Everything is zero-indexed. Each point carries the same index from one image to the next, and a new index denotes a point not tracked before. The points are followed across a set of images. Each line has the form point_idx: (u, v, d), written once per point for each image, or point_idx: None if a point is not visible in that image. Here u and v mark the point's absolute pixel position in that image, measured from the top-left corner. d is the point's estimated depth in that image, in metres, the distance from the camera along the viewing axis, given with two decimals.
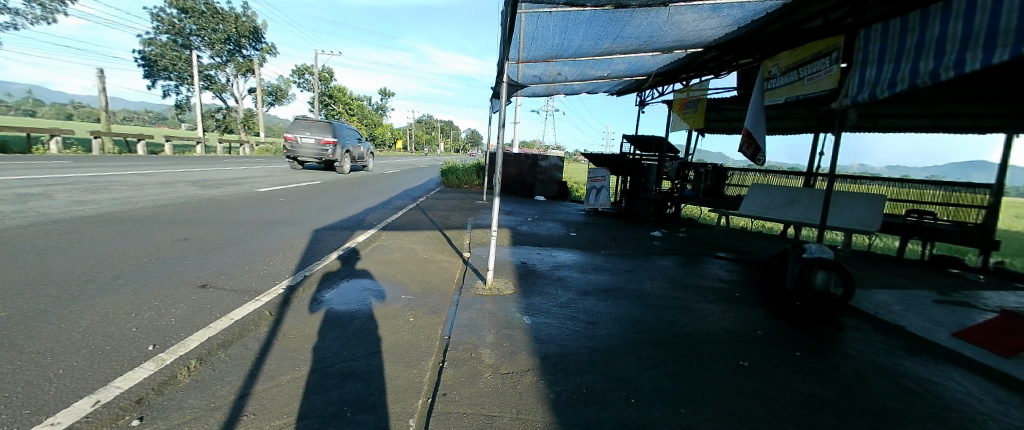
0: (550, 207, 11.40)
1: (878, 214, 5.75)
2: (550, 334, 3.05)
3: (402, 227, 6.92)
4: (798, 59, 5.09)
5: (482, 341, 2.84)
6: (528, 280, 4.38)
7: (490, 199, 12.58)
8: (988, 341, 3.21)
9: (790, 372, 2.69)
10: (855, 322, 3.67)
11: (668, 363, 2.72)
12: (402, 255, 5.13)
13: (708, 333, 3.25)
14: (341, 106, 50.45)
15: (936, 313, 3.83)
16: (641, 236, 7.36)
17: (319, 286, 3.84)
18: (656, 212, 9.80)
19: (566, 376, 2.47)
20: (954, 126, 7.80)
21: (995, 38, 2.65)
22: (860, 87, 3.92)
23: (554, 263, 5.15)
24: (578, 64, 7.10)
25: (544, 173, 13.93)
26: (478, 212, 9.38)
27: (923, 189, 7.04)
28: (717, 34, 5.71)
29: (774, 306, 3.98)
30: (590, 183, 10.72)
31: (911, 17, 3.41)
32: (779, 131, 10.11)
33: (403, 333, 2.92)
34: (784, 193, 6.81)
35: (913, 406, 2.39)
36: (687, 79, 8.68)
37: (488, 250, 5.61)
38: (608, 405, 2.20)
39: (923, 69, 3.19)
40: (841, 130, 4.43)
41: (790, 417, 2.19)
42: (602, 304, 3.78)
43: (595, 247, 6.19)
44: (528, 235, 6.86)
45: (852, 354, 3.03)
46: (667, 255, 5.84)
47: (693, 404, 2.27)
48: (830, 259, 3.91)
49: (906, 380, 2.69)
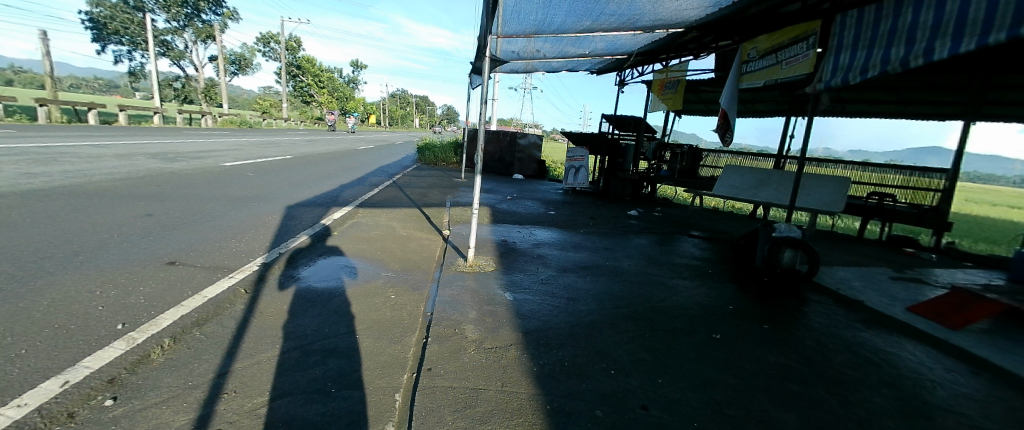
0: (527, 186, 11.42)
1: (843, 196, 5.98)
2: (532, 310, 3.08)
3: (378, 204, 6.78)
4: (776, 43, 5.12)
5: (464, 318, 2.84)
6: (508, 258, 4.39)
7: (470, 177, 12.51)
8: (940, 314, 3.47)
9: (758, 344, 2.86)
10: (819, 297, 3.89)
11: (645, 337, 2.81)
12: (379, 232, 5.05)
13: (684, 308, 3.37)
14: (311, 78, 48.08)
15: (893, 289, 4.09)
16: (619, 215, 7.47)
17: (296, 264, 3.76)
18: (633, 192, 9.97)
19: (548, 350, 2.53)
20: (916, 112, 8.20)
21: (963, 27, 2.75)
22: (834, 72, 4.05)
23: (535, 241, 5.19)
24: (558, 41, 6.98)
25: (524, 151, 13.92)
26: (456, 190, 9.27)
27: (884, 173, 7.40)
28: (696, 15, 5.68)
29: (744, 282, 4.14)
30: (569, 162, 10.75)
31: (885, 4, 3.49)
32: (753, 114, 10.34)
33: (385, 310, 2.89)
34: (755, 174, 6.98)
35: (870, 374, 2.61)
36: (666, 59, 8.69)
37: (468, 228, 5.58)
38: (589, 376, 2.29)
39: (894, 56, 3.31)
40: (812, 114, 4.55)
41: (760, 386, 2.38)
42: (582, 280, 3.84)
43: (574, 225, 6.26)
44: (507, 213, 6.86)
45: (816, 326, 3.23)
46: (644, 234, 5.97)
47: (669, 375, 2.41)
48: (798, 238, 4.04)
49: (865, 351, 2.90)
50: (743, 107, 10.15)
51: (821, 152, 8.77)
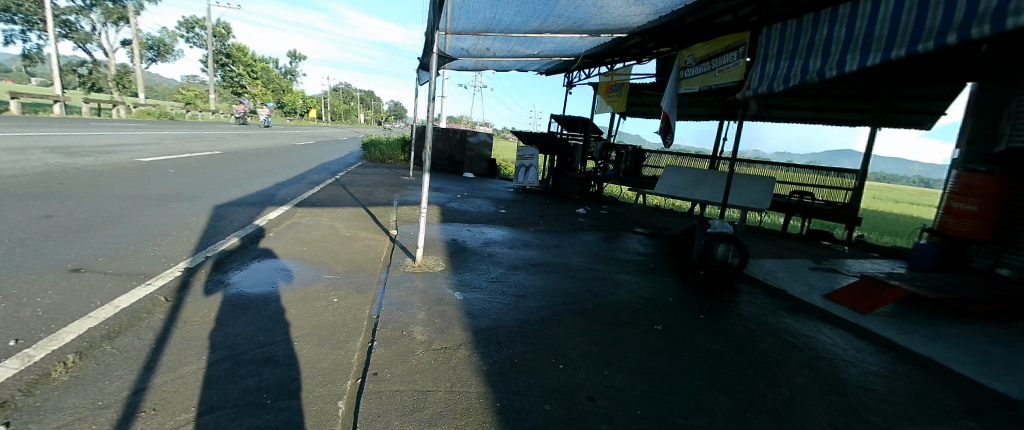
0: (477, 184, 11.38)
1: (768, 194, 6.53)
2: (482, 309, 3.07)
3: (320, 203, 6.43)
4: (710, 51, 5.47)
5: (413, 319, 2.78)
6: (459, 257, 4.34)
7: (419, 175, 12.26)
8: (852, 300, 3.90)
9: (695, 333, 3.06)
10: (748, 286, 4.23)
11: (592, 330, 2.91)
12: (321, 233, 4.79)
13: (628, 301, 3.53)
14: (243, 68, 44.58)
15: (811, 278, 4.55)
16: (568, 213, 7.67)
17: (227, 268, 3.47)
18: (581, 190, 10.28)
19: (498, 348, 2.53)
20: (828, 118, 9.16)
21: (870, 42, 3.17)
22: (761, 80, 4.43)
23: (485, 239, 5.18)
24: (508, 40, 7.01)
25: (474, 150, 13.75)
26: (404, 188, 9.02)
27: (803, 174, 8.17)
28: (639, 21, 5.96)
29: (683, 276, 4.40)
30: (519, 161, 10.86)
31: (803, 20, 3.88)
32: (690, 117, 11.03)
33: (327, 315, 2.75)
34: (693, 174, 7.45)
35: (790, 356, 2.90)
36: (611, 62, 9.02)
37: (416, 228, 5.46)
38: (539, 372, 2.32)
39: (811, 67, 3.71)
40: (742, 119, 4.93)
41: (697, 372, 2.55)
42: (532, 278, 3.89)
43: (524, 224, 6.34)
44: (457, 212, 6.79)
45: (744, 314, 3.52)
46: (591, 231, 6.17)
47: (614, 366, 2.51)
48: (730, 233, 4.36)
49: (786, 335, 3.21)
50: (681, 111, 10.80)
51: (751, 154, 9.58)
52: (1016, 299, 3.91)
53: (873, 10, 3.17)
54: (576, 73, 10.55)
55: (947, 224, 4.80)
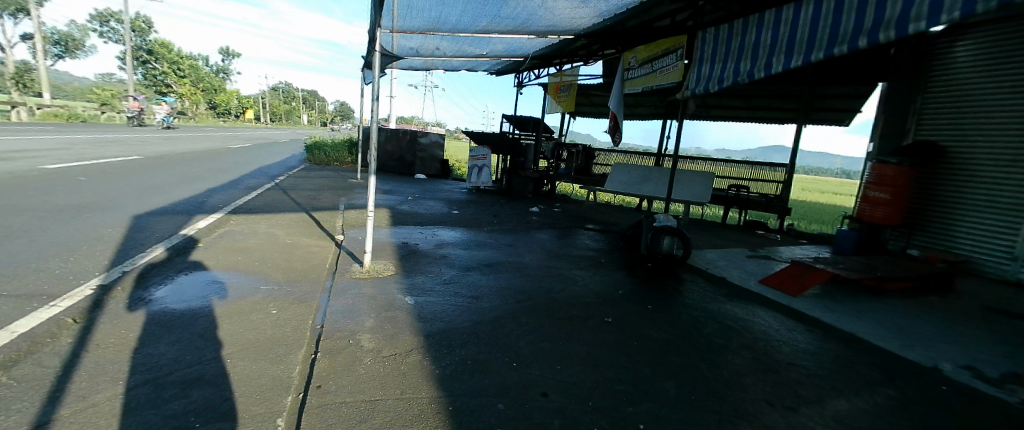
0: (430, 186, 11.20)
1: (709, 188, 6.92)
2: (434, 312, 3.02)
3: (258, 209, 6.04)
4: (651, 53, 5.70)
5: (360, 327, 2.68)
6: (410, 260, 4.24)
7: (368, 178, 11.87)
8: (784, 284, 4.20)
9: (644, 323, 3.19)
10: (692, 276, 4.46)
11: (545, 327, 2.94)
12: (258, 241, 4.50)
13: (580, 296, 3.60)
14: (170, 66, 41.05)
15: (748, 265, 4.87)
16: (522, 212, 7.73)
17: (149, 283, 3.17)
18: (535, 189, 10.41)
19: (451, 350, 2.50)
20: (760, 117, 9.87)
21: (793, 47, 3.48)
22: (698, 81, 4.67)
23: (438, 241, 5.11)
24: (457, 40, 6.94)
25: (425, 150, 13.55)
26: (352, 192, 8.69)
27: (739, 168, 8.73)
28: (585, 24, 6.11)
29: (633, 269, 4.56)
30: (472, 161, 10.80)
31: (734, 25, 4.15)
32: (636, 117, 11.47)
33: (265, 328, 2.59)
34: (640, 170, 7.73)
35: (730, 339, 3.09)
36: (560, 63, 9.19)
37: (364, 232, 5.28)
38: (493, 372, 2.32)
39: (742, 69, 3.99)
40: (683, 118, 5.17)
41: (646, 361, 2.65)
42: (485, 278, 3.88)
43: (478, 224, 6.31)
44: (409, 214, 6.64)
45: (689, 302, 3.70)
46: (545, 229, 6.25)
47: (567, 360, 2.55)
48: (674, 226, 4.58)
49: (727, 320, 3.42)
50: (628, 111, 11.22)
51: (694, 151, 10.08)
52: (926, 277, 4.37)
53: (796, 16, 3.46)
54: (527, 74, 10.65)
55: (865, 212, 5.30)
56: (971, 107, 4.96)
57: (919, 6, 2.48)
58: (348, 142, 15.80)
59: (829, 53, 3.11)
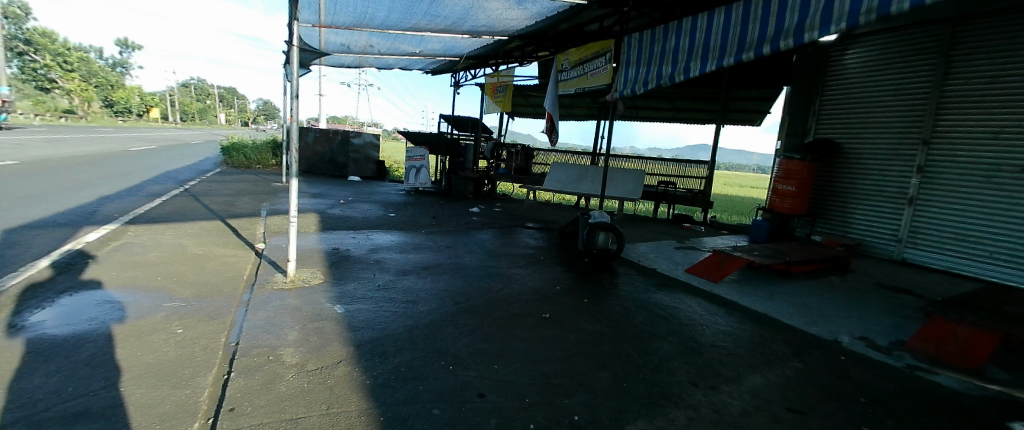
0: (366, 188, 10.78)
1: (640, 185, 7.26)
2: (366, 320, 2.90)
3: (163, 218, 5.45)
4: (582, 56, 5.89)
5: (281, 341, 2.50)
6: (340, 267, 4.05)
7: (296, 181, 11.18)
8: (708, 272, 4.54)
9: (580, 317, 3.29)
10: (626, 268, 4.68)
11: (484, 327, 2.94)
12: (161, 254, 4.05)
13: (519, 294, 3.65)
14: (53, 58, 35.81)
15: (676, 256, 5.20)
16: (461, 212, 7.68)
17: (18, 307, 2.73)
18: (474, 190, 10.44)
19: (383, 358, 2.41)
20: (684, 118, 10.61)
21: (707, 52, 3.82)
22: (625, 84, 4.91)
23: (372, 246, 4.93)
24: (389, 37, 6.72)
25: (358, 151, 13.06)
26: (276, 197, 8.11)
27: (668, 166, 9.28)
28: (518, 25, 6.19)
29: (570, 265, 4.69)
30: (409, 162, 10.56)
31: (655, 31, 4.43)
32: (571, 118, 11.86)
33: (168, 350, 2.34)
34: (576, 169, 7.96)
35: (660, 327, 3.28)
36: (495, 64, 9.23)
37: (288, 239, 4.95)
38: (428, 377, 2.27)
39: (664, 72, 4.28)
40: (614, 119, 5.40)
41: (581, 353, 2.74)
42: (422, 281, 3.80)
43: (415, 226, 6.18)
44: (340, 219, 6.34)
45: (623, 294, 3.88)
46: (484, 229, 6.26)
47: (505, 359, 2.57)
48: (608, 222, 4.79)
49: (657, 308, 3.63)
50: (563, 112, 11.56)
51: (629, 150, 10.42)
52: (831, 257, 4.86)
53: (709, 24, 3.81)
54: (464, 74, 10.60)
55: (776, 203, 5.85)
56: (859, 108, 5.68)
57: (812, 18, 2.91)
58: (271, 144, 14.80)
59: (739, 59, 3.48)
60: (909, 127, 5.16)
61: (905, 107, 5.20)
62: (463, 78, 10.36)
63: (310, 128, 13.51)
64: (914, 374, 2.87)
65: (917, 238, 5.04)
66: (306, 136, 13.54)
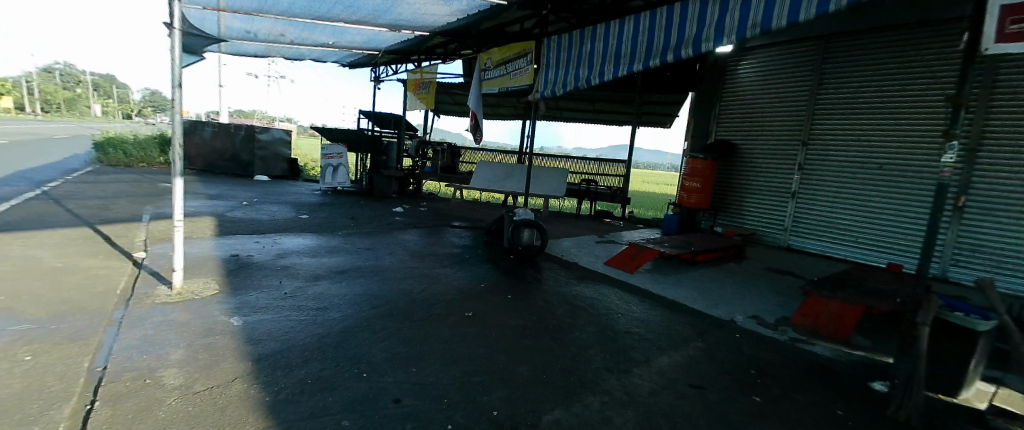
0: (277, 189, 9.97)
1: (563, 183, 7.52)
2: (269, 331, 2.68)
3: (8, 227, 4.57)
4: (504, 56, 5.94)
5: (162, 362, 2.22)
6: (241, 275, 3.70)
7: (190, 182, 10.01)
8: (624, 263, 4.85)
9: (503, 313, 3.34)
10: (550, 263, 4.83)
11: (403, 330, 2.86)
12: (4, 269, 3.40)
13: (443, 294, 3.61)
14: None
15: (597, 250, 5.48)
16: (383, 213, 7.42)
17: None
18: (399, 189, 10.15)
19: (288, 371, 2.25)
20: (604, 119, 11.22)
21: (619, 58, 4.06)
22: (546, 85, 5.05)
23: (279, 251, 4.57)
24: (300, 26, 6.27)
25: (265, 148, 12.16)
26: (164, 199, 7.19)
27: (590, 165, 9.75)
28: (439, 21, 6.10)
29: (496, 262, 4.73)
30: (325, 160, 9.91)
31: (572, 35, 4.62)
32: (497, 117, 12.01)
33: (8, 382, 1.96)
34: (502, 168, 8.06)
35: (579, 318, 3.43)
36: (417, 59, 9.01)
37: (177, 247, 4.42)
38: (339, 386, 2.16)
39: (581, 75, 4.48)
40: (536, 119, 5.54)
41: (502, 349, 2.78)
42: (336, 286, 3.61)
43: (331, 228, 5.84)
44: (242, 222, 5.80)
45: (547, 289, 4.00)
46: (408, 229, 6.10)
47: (424, 361, 2.52)
48: (532, 219, 4.93)
49: (578, 300, 3.79)
50: (489, 111, 11.64)
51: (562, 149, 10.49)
52: (730, 245, 5.44)
53: (619, 31, 4.06)
54: (385, 69, 10.24)
55: (684, 198, 6.40)
56: (751, 114, 6.39)
57: (707, 30, 3.25)
58: (160, 140, 13.11)
59: (647, 65, 3.75)
60: (791, 130, 5.92)
61: (787, 113, 5.95)
62: (384, 73, 10.00)
63: (209, 122, 12.27)
64: (795, 345, 3.30)
65: (800, 227, 5.80)
66: (201, 131, 12.09)
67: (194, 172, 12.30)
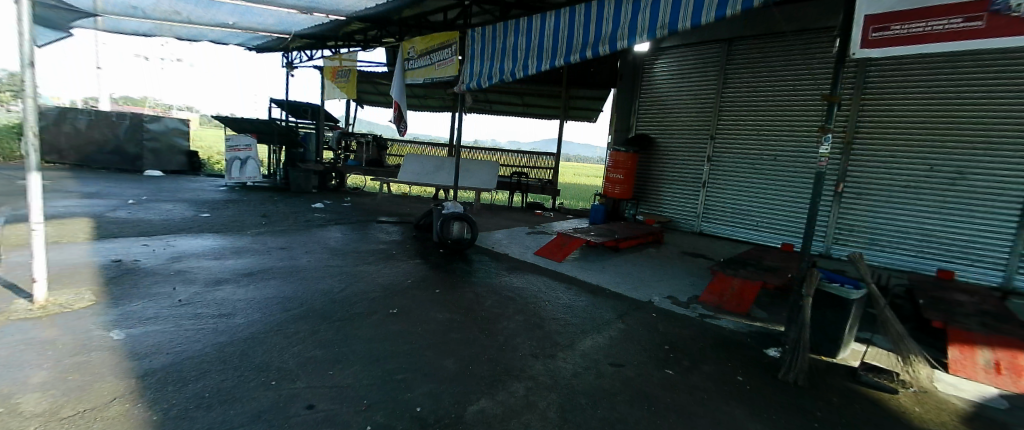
0: (175, 185, 8.94)
1: (494, 176, 7.58)
2: (158, 343, 2.40)
3: None
4: (428, 46, 5.79)
5: (16, 388, 1.90)
6: (126, 283, 3.27)
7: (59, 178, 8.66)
8: (552, 252, 5.01)
9: (431, 307, 3.30)
10: (480, 255, 4.86)
11: (319, 332, 2.72)
12: None
13: (366, 292, 3.48)
14: None
15: (528, 241, 5.59)
16: (301, 209, 6.96)
17: None
18: (320, 184, 9.61)
19: (181, 386, 2.03)
20: (534, 113, 11.45)
21: (542, 52, 4.15)
22: (472, 77, 5.02)
23: (175, 254, 4.11)
24: (195, 2, 5.62)
25: (156, 139, 10.88)
26: (23, 199, 6.13)
27: (521, 158, 9.90)
28: (357, 6, 5.79)
29: (426, 256, 4.65)
30: (231, 152, 9.17)
31: (496, 27, 4.63)
32: (425, 109, 11.75)
33: None
34: (431, 160, 7.91)
35: (507, 308, 3.49)
36: (335, 45, 8.53)
37: (40, 254, 3.80)
38: (244, 397, 2.00)
39: (506, 68, 4.51)
40: (463, 111, 5.50)
41: (428, 344, 2.74)
42: (243, 290, 3.32)
43: (238, 228, 5.37)
44: (128, 223, 5.13)
45: (478, 281, 4.02)
46: (328, 226, 5.79)
47: (343, 362, 2.41)
48: (461, 212, 4.90)
49: (507, 291, 3.85)
50: (417, 103, 11.35)
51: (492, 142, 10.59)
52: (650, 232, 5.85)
53: (542, 25, 4.13)
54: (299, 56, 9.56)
55: (609, 189, 6.75)
56: (667, 109, 6.86)
57: (621, 28, 3.43)
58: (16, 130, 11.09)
59: (568, 60, 3.87)
60: (700, 125, 6.45)
61: (697, 109, 6.47)
62: (298, 59, 9.33)
63: (82, 108, 10.66)
64: (703, 320, 3.63)
65: (709, 213, 6.37)
66: (72, 120, 10.57)
67: (65, 167, 10.59)
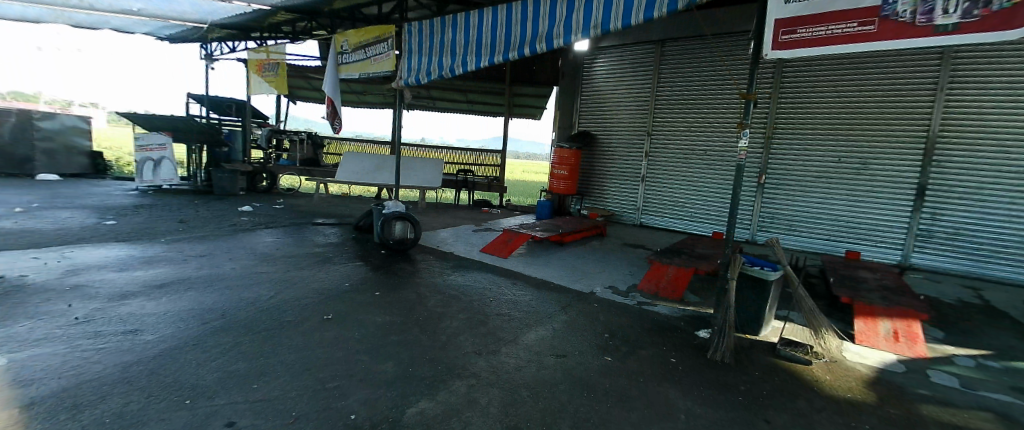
0: (75, 189, 8.02)
1: (438, 174, 7.50)
2: (49, 368, 2.15)
3: None
4: (362, 39, 5.58)
5: None
6: (9, 302, 2.89)
7: None
8: (498, 249, 5.04)
9: (370, 310, 3.22)
10: (424, 255, 4.79)
11: (244, 344, 2.57)
12: None
13: (299, 298, 3.33)
14: None
15: (474, 239, 5.58)
16: (227, 213, 6.50)
17: None
18: (248, 185, 9.04)
19: (77, 412, 1.84)
20: (480, 110, 11.42)
21: (480, 48, 4.14)
22: (410, 72, 4.91)
23: (72, 267, 3.69)
24: None
25: (48, 138, 9.72)
26: None
27: (467, 155, 9.87)
28: None
29: (366, 258, 4.52)
30: (143, 153, 8.42)
31: (433, 22, 4.56)
32: (365, 106, 11.36)
33: None
34: (372, 159, 7.66)
35: (450, 306, 3.48)
36: (261, 37, 8.03)
37: None
38: (155, 418, 1.85)
39: (445, 63, 4.46)
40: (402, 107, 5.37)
41: (365, 348, 2.68)
42: (156, 303, 3.06)
43: (150, 235, 4.91)
44: (10, 235, 4.53)
45: (421, 281, 3.97)
46: (257, 230, 5.45)
47: (271, 374, 2.30)
48: (403, 211, 4.80)
49: (450, 289, 3.84)
50: (356, 99, 10.95)
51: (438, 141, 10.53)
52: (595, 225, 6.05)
53: (479, 21, 4.11)
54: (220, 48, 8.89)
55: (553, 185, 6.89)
56: (606, 106, 7.10)
57: (556, 27, 3.50)
58: None
59: (507, 57, 3.89)
60: (637, 122, 6.75)
61: (635, 106, 6.77)
62: (219, 52, 8.67)
63: None
64: (641, 308, 3.82)
65: (648, 206, 6.69)
66: None
67: None
